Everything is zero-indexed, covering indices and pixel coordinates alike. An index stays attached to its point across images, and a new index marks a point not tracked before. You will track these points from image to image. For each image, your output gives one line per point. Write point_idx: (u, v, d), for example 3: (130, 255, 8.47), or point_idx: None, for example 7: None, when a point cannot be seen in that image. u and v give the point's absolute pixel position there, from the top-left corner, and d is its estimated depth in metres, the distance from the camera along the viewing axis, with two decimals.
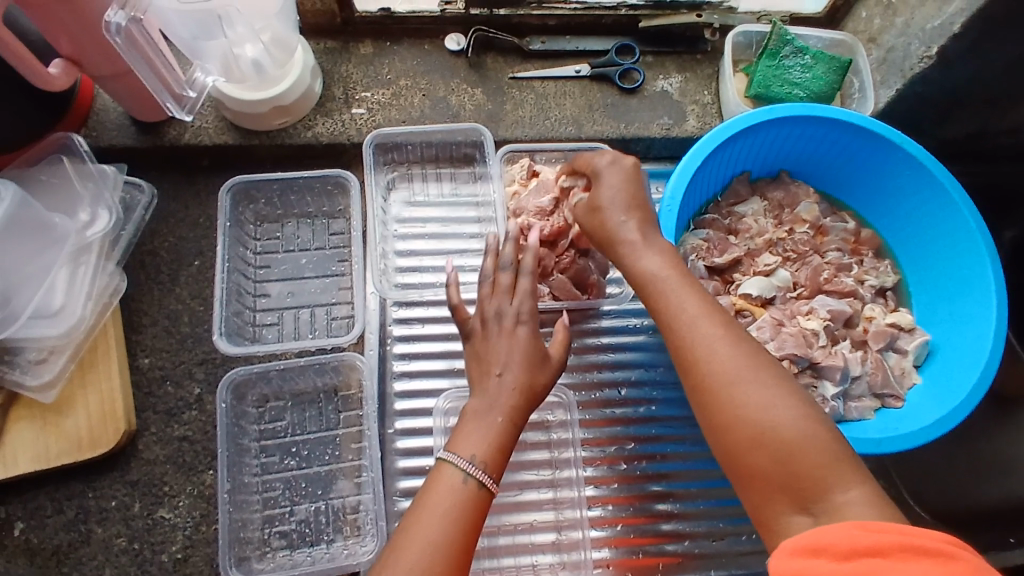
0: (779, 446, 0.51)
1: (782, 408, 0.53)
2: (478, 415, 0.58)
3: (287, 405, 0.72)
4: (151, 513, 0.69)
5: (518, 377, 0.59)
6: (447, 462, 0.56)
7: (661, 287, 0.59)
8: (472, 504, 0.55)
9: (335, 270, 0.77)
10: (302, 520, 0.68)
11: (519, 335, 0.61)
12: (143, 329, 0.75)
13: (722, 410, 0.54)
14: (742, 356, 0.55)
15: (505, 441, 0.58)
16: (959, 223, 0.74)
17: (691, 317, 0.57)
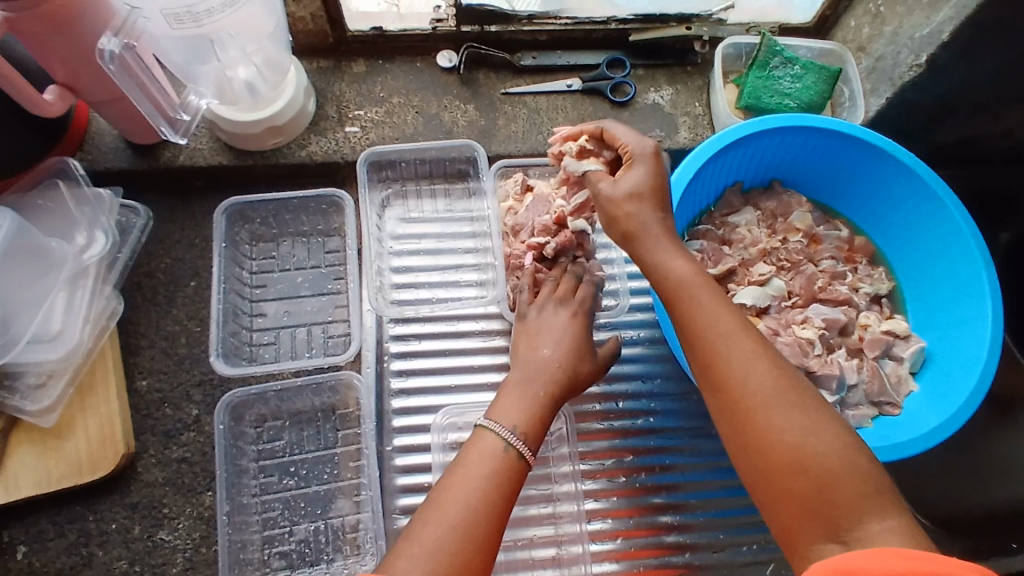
0: (819, 473, 0.51)
1: (820, 433, 0.52)
2: (523, 386, 0.61)
3: (286, 424, 0.72)
4: (151, 536, 0.69)
5: (558, 355, 0.63)
6: (487, 428, 0.58)
7: (694, 300, 0.58)
8: (510, 469, 0.56)
9: (331, 288, 0.77)
10: (302, 540, 0.68)
11: (564, 319, 0.65)
12: (141, 351, 0.75)
13: (757, 433, 0.53)
14: (780, 379, 0.54)
15: (541, 416, 0.60)
16: (953, 229, 0.74)
17: (725, 334, 0.56)
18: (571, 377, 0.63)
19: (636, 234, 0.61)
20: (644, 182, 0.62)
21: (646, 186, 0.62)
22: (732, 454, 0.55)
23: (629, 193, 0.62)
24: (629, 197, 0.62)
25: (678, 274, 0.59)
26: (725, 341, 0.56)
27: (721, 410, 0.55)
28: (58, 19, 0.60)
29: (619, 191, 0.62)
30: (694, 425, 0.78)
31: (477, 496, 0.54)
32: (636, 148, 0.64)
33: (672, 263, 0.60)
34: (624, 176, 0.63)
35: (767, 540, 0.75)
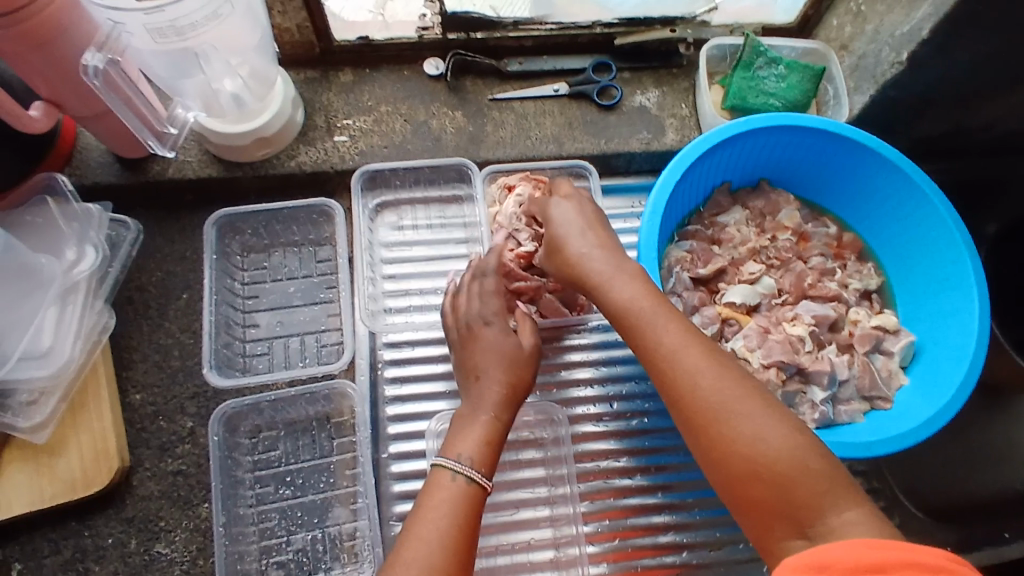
0: (778, 475, 0.52)
1: (773, 436, 0.54)
2: (466, 419, 0.63)
3: (281, 434, 0.72)
4: (147, 550, 0.69)
5: (499, 371, 0.64)
6: (441, 466, 0.59)
7: (637, 319, 0.61)
8: (466, 501, 0.58)
9: (323, 297, 0.77)
10: (299, 549, 0.68)
11: (488, 335, 0.66)
12: (134, 365, 0.75)
13: (714, 443, 0.55)
14: (728, 386, 0.56)
15: (493, 439, 0.62)
16: (938, 222, 0.75)
17: (668, 350, 0.59)
18: (514, 387, 0.64)
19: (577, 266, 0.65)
20: (568, 210, 0.68)
21: (573, 222, 0.67)
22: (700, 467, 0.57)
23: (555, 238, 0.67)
24: (559, 233, 0.67)
25: (621, 296, 0.62)
26: (673, 355, 0.58)
27: (684, 426, 0.57)
28: (41, 36, 0.60)
29: (551, 234, 0.67)
30: None
31: (436, 532, 0.55)
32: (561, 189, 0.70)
33: (616, 286, 0.62)
34: (554, 215, 0.68)
35: None
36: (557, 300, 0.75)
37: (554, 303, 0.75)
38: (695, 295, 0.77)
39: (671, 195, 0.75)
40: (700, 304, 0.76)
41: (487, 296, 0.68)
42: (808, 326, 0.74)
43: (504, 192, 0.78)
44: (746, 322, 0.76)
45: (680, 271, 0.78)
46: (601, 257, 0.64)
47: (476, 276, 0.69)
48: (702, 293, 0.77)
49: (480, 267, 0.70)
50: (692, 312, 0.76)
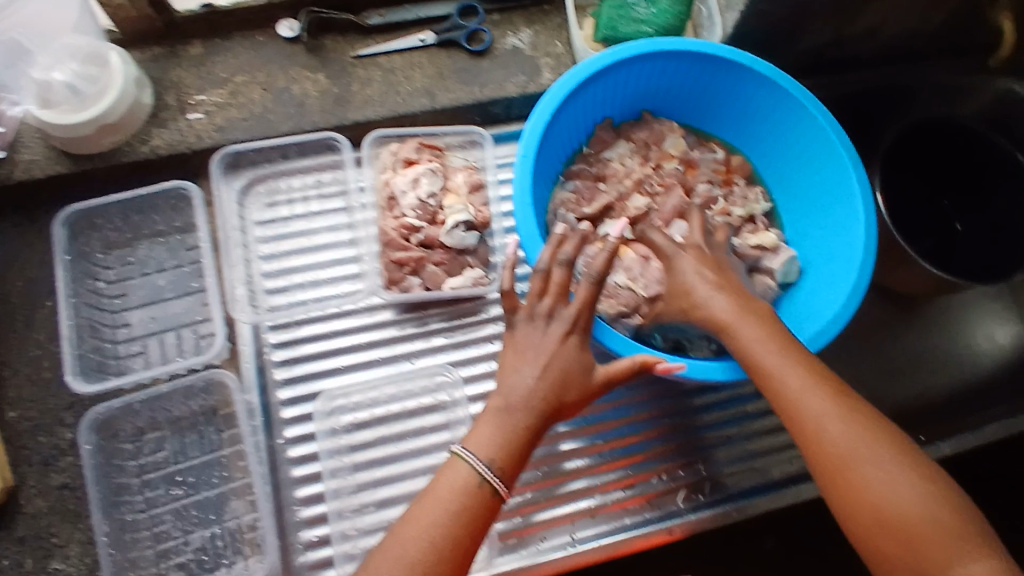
0: (916, 532, 0.53)
1: (904, 486, 0.54)
2: (499, 416, 0.59)
3: (166, 433, 0.69)
4: (43, 568, 0.66)
5: (557, 378, 0.60)
6: (461, 459, 0.58)
7: (766, 365, 0.59)
8: (481, 508, 0.57)
9: (195, 287, 0.74)
10: (198, 548, 0.67)
11: (565, 343, 0.61)
12: (5, 381, 0.71)
13: (846, 491, 0.55)
14: (859, 433, 0.56)
15: (522, 451, 0.59)
16: (820, 134, 0.73)
17: (798, 395, 0.58)
18: (564, 405, 0.61)
19: (702, 312, 0.62)
20: (688, 266, 0.64)
21: (697, 268, 0.64)
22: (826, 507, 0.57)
23: (684, 275, 0.64)
24: (684, 282, 0.64)
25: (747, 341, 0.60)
26: (816, 409, 0.57)
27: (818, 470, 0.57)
28: None
29: (677, 282, 0.64)
30: None
31: (442, 537, 0.55)
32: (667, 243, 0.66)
33: (741, 332, 0.61)
34: (676, 263, 0.65)
35: (674, 469, 0.76)
36: (443, 273, 0.75)
37: (438, 275, 0.75)
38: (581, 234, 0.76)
39: (543, 139, 0.72)
40: None
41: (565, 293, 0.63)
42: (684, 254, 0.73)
43: (397, 160, 0.76)
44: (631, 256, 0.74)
45: (564, 212, 0.77)
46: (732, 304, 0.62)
47: (560, 267, 0.63)
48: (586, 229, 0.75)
49: (563, 252, 0.63)
50: None
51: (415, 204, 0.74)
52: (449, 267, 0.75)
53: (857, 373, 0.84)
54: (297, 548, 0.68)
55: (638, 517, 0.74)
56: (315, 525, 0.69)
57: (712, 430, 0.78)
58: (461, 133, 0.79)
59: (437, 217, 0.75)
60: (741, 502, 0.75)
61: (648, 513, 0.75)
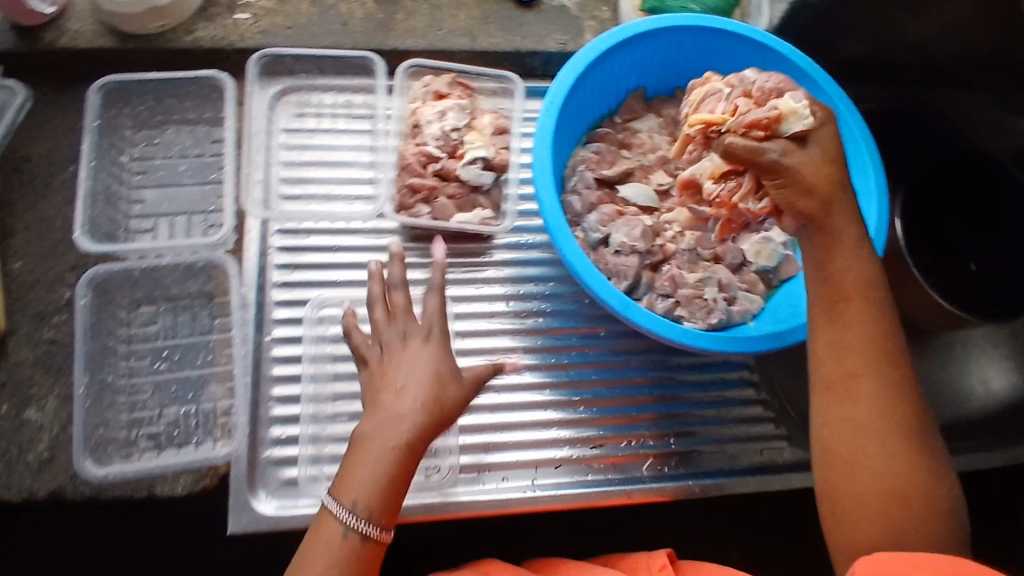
0: (912, 512, 0.52)
1: (924, 475, 0.53)
2: (363, 455, 0.57)
3: (160, 309, 0.72)
4: (18, 414, 0.67)
5: (426, 397, 0.59)
6: (329, 513, 0.57)
7: (857, 313, 0.56)
8: (357, 554, 0.57)
9: (213, 179, 0.76)
10: (171, 422, 0.68)
11: (421, 352, 0.61)
12: (15, 234, 0.73)
13: (867, 456, 0.53)
14: (908, 416, 0.54)
15: (394, 478, 0.57)
16: (845, 133, 0.75)
17: (877, 353, 0.55)
18: (436, 411, 0.59)
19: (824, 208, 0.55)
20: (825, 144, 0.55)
21: (833, 156, 0.55)
22: (830, 464, 0.55)
23: (829, 154, 0.55)
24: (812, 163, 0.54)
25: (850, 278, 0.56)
26: (869, 363, 0.55)
27: (838, 421, 0.55)
28: None
29: (805, 160, 0.54)
30: (584, 327, 0.80)
31: None
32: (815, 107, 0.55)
33: (851, 267, 0.56)
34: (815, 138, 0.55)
35: (646, 437, 0.77)
36: (454, 207, 0.76)
37: (448, 207, 0.76)
38: (595, 194, 0.77)
39: (574, 90, 0.74)
40: (597, 203, 0.77)
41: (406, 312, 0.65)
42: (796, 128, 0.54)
43: (427, 92, 0.78)
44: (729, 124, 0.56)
45: (583, 170, 0.78)
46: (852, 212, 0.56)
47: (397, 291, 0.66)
48: (602, 193, 0.77)
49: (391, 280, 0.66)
50: (588, 209, 0.77)
51: (438, 135, 0.76)
52: (460, 202, 0.76)
53: None
54: (265, 442, 0.70)
55: (600, 475, 0.75)
56: (287, 424, 0.70)
57: (689, 407, 0.79)
58: (496, 78, 0.80)
59: (458, 150, 0.76)
60: (707, 481, 0.76)
61: (612, 474, 0.75)
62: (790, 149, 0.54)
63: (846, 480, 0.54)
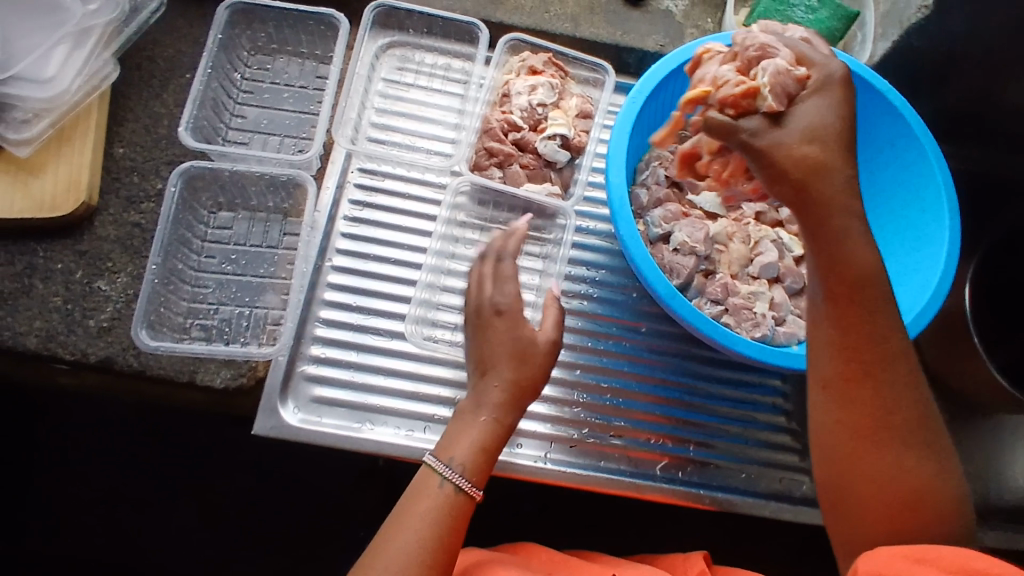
0: (920, 514, 0.53)
1: (936, 477, 0.54)
2: (466, 418, 0.64)
3: (239, 216, 0.77)
4: (89, 283, 0.72)
5: (511, 373, 0.64)
6: (431, 469, 0.62)
7: (863, 305, 0.55)
8: (453, 508, 0.60)
9: (311, 110, 0.82)
10: (224, 319, 0.73)
11: (502, 325, 0.65)
12: (125, 123, 0.79)
13: (875, 459, 0.55)
14: (918, 415, 0.55)
15: (490, 447, 0.63)
16: (928, 178, 0.76)
17: (884, 352, 0.55)
18: (520, 381, 0.64)
19: (806, 187, 0.54)
20: (824, 116, 0.54)
21: (829, 132, 0.54)
22: (833, 464, 0.57)
23: (810, 130, 0.54)
24: (797, 139, 0.53)
25: (855, 265, 0.54)
26: (872, 362, 0.55)
27: (843, 425, 0.56)
28: None
29: (789, 136, 0.54)
30: (627, 320, 0.80)
31: (420, 546, 0.58)
32: (817, 76, 0.55)
33: (855, 251, 0.54)
34: (795, 112, 0.54)
35: (665, 439, 0.77)
36: (525, 177, 0.79)
37: (519, 176, 0.78)
38: (663, 191, 0.78)
39: (662, 85, 0.75)
40: (663, 200, 0.77)
41: (504, 279, 0.68)
42: (768, 106, 0.54)
43: (523, 66, 0.80)
44: (707, 100, 0.57)
45: (656, 166, 0.78)
46: (841, 188, 0.54)
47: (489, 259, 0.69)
48: (669, 191, 0.78)
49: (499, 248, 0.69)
50: (653, 204, 0.77)
51: (524, 106, 0.78)
52: (532, 172, 0.78)
53: None
54: (304, 358, 0.74)
55: (613, 465, 0.75)
56: (328, 346, 0.74)
57: (714, 419, 0.79)
58: (591, 66, 0.82)
59: (540, 124, 0.78)
60: (717, 494, 0.76)
61: (624, 465, 0.76)
62: (766, 129, 0.54)
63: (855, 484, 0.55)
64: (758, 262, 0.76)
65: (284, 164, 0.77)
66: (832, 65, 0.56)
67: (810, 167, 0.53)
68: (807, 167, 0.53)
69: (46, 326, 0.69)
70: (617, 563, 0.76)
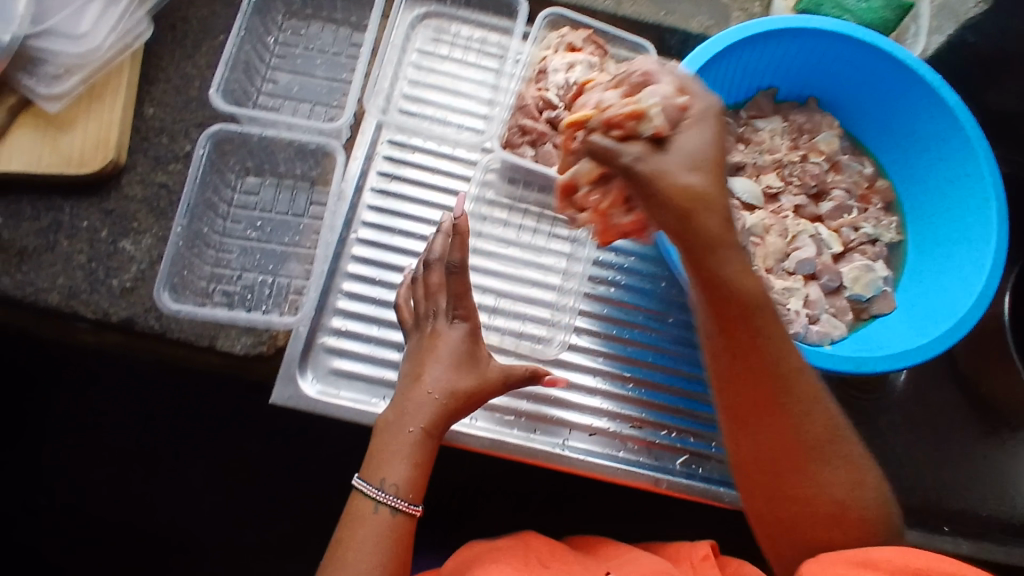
0: (844, 525, 0.57)
1: (856, 486, 0.58)
2: (390, 430, 0.64)
3: (266, 182, 0.76)
4: (114, 242, 0.72)
5: (447, 385, 0.64)
6: (360, 493, 0.62)
7: (758, 331, 0.56)
8: (392, 528, 0.61)
9: (343, 78, 0.80)
10: (247, 286, 0.72)
11: (449, 336, 0.66)
12: (156, 83, 0.78)
13: (793, 480, 0.58)
14: (828, 430, 0.58)
15: (423, 461, 0.64)
16: (976, 180, 0.73)
17: (781, 376, 0.57)
18: (455, 395, 0.64)
19: (694, 223, 0.53)
20: (704, 146, 0.53)
21: (708, 161, 0.53)
22: (756, 487, 0.60)
23: (690, 158, 0.53)
24: (680, 167, 0.53)
25: (747, 295, 0.55)
26: (772, 387, 0.57)
27: (759, 453, 0.59)
28: None
29: (667, 165, 0.53)
30: (654, 309, 0.78)
31: (372, 566, 0.59)
32: (697, 104, 0.54)
33: (746, 279, 0.55)
34: (677, 139, 0.54)
35: (686, 432, 0.76)
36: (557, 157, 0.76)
37: (552, 156, 0.76)
38: None
39: (707, 68, 0.73)
40: None
41: (440, 293, 0.67)
42: (654, 129, 0.53)
43: (562, 42, 0.78)
44: (590, 123, 0.56)
45: None
46: (723, 222, 0.54)
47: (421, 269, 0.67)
48: None
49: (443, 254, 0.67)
50: None
51: (561, 84, 0.76)
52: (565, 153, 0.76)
53: (905, 438, 0.81)
54: (325, 330, 0.73)
55: (632, 456, 0.74)
56: (349, 319, 0.73)
57: None
58: (632, 46, 0.80)
59: (576, 103, 0.76)
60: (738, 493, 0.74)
61: (643, 458, 0.74)
62: (648, 156, 0.53)
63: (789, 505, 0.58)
64: (795, 257, 0.74)
65: (314, 132, 0.76)
66: (710, 97, 0.56)
67: (693, 199, 0.52)
68: (691, 201, 0.52)
69: (70, 283, 0.69)
70: (623, 550, 0.75)
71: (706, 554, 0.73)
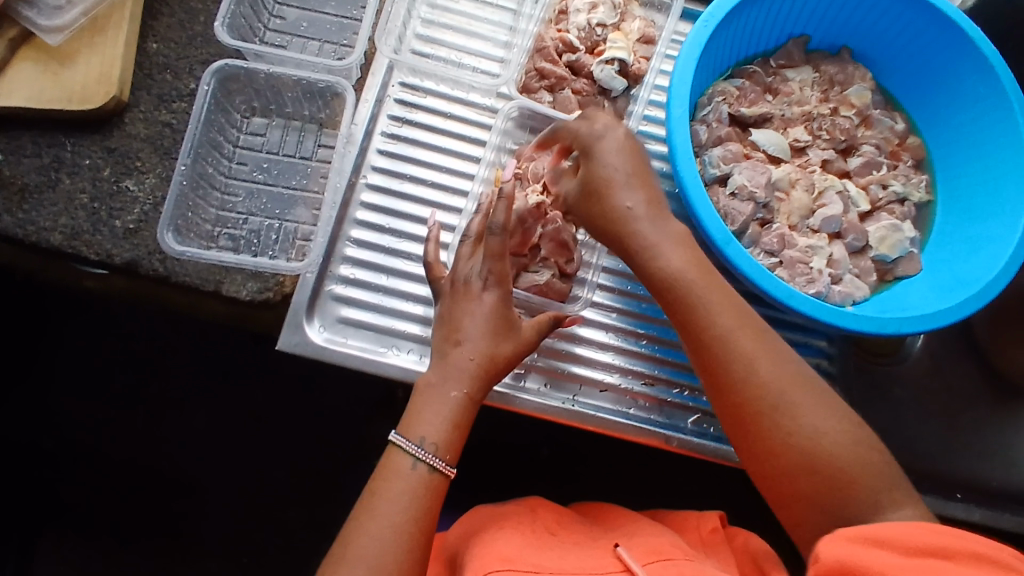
0: (830, 476, 0.55)
1: (832, 430, 0.56)
2: (433, 391, 0.63)
3: (273, 123, 0.73)
4: (117, 182, 0.69)
5: (487, 350, 0.63)
6: (398, 446, 0.61)
7: (693, 292, 0.59)
8: (426, 486, 0.60)
9: (353, 15, 0.76)
10: (253, 230, 0.70)
11: (483, 300, 0.64)
12: (160, 17, 0.75)
13: (768, 434, 0.57)
14: (791, 374, 0.57)
15: (459, 424, 0.63)
16: (1012, 140, 0.69)
17: (724, 331, 0.58)
18: (495, 360, 0.63)
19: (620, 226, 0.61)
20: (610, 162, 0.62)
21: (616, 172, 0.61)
22: (743, 451, 0.59)
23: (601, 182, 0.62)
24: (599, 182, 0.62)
25: (673, 264, 0.60)
26: (719, 347, 0.58)
27: (731, 417, 0.59)
28: None
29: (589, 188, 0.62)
30: None
31: (404, 520, 0.58)
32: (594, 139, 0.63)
33: (669, 252, 0.60)
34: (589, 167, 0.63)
35: (698, 390, 0.74)
36: (576, 103, 0.73)
37: (569, 101, 0.73)
38: (726, 130, 0.72)
39: (736, 12, 0.69)
40: (725, 138, 0.72)
41: (498, 256, 0.64)
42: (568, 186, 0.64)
43: None
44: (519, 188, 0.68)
45: (719, 102, 0.73)
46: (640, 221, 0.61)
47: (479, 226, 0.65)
48: (733, 130, 0.73)
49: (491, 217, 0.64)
50: (714, 143, 0.72)
51: (582, 26, 0.73)
52: (584, 100, 0.73)
53: (919, 404, 0.79)
54: (332, 277, 0.71)
55: (643, 413, 0.73)
56: (357, 267, 0.72)
57: None
58: None
59: (597, 47, 0.73)
60: None
61: (654, 415, 0.73)
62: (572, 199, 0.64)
63: (769, 458, 0.57)
64: (820, 215, 0.72)
65: (322, 70, 0.73)
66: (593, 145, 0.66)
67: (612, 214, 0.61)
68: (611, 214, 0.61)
69: (73, 223, 0.67)
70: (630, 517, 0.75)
71: (714, 526, 0.73)
